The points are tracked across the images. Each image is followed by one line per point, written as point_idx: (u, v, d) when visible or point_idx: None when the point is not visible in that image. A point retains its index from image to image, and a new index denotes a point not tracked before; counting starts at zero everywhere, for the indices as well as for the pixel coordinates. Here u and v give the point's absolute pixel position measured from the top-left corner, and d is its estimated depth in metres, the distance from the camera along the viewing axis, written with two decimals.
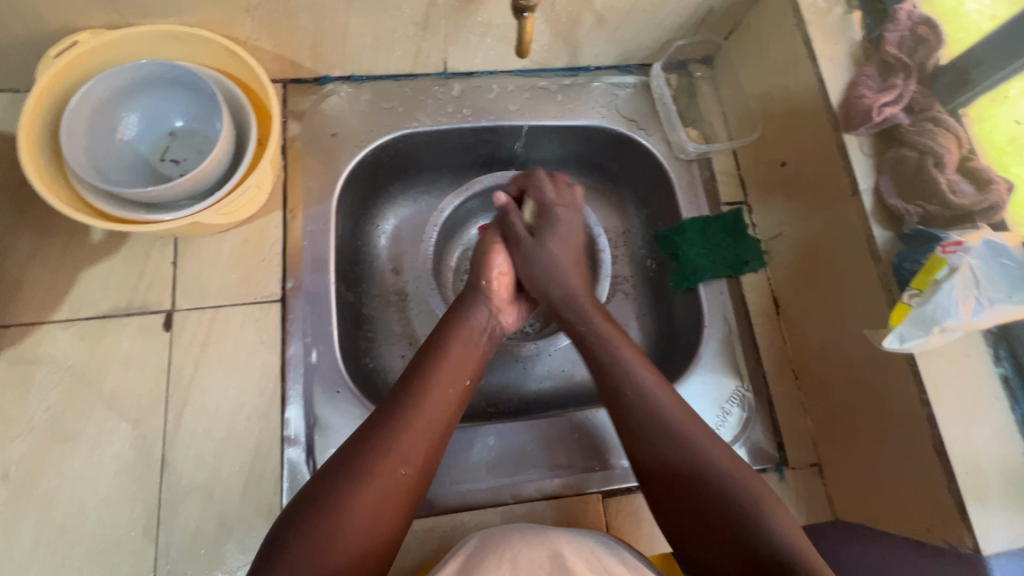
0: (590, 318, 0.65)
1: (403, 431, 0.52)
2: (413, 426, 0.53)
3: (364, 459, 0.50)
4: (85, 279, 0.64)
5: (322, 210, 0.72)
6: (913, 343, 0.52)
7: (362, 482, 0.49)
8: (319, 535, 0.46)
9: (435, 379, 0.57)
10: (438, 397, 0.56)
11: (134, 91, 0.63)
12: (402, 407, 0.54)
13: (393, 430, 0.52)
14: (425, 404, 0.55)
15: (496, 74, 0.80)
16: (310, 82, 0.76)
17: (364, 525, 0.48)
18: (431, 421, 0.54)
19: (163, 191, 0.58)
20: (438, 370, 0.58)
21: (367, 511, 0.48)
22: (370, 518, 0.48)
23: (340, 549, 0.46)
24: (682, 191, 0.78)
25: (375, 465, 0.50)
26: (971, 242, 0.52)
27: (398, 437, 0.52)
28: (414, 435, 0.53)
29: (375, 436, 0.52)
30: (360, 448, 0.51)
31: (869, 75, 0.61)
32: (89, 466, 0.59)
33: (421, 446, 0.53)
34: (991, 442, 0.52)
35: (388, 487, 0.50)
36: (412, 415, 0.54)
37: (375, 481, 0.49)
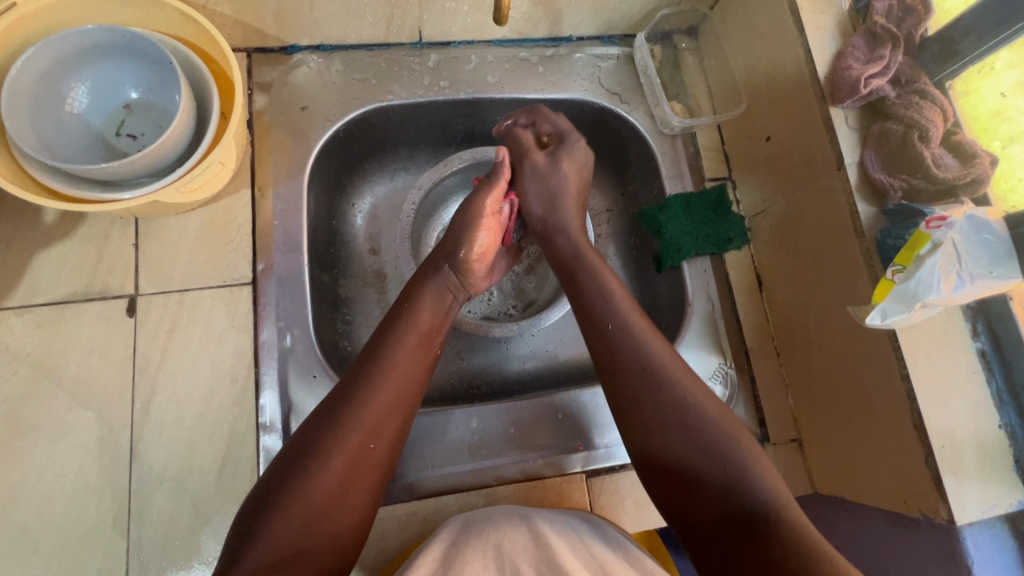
0: (585, 251, 0.65)
1: (371, 404, 0.51)
2: (380, 398, 0.51)
3: (331, 433, 0.49)
4: (38, 263, 0.60)
5: (292, 188, 0.69)
6: (894, 319, 0.52)
7: (328, 459, 0.47)
8: (289, 516, 0.45)
9: (400, 349, 0.55)
10: (405, 367, 0.54)
11: (82, 59, 0.58)
12: (367, 379, 0.52)
13: (362, 403, 0.50)
14: (391, 373, 0.53)
15: (474, 44, 0.77)
16: (276, 52, 0.72)
17: (334, 501, 0.47)
18: (401, 392, 0.53)
19: (121, 167, 0.55)
20: (405, 339, 0.56)
21: (337, 487, 0.47)
22: (344, 491, 0.48)
23: (312, 525, 0.45)
24: (666, 167, 0.76)
25: (343, 440, 0.48)
26: (955, 217, 0.51)
27: (364, 410, 0.50)
28: (382, 407, 0.51)
29: (339, 411, 0.50)
30: (330, 422, 0.49)
31: (856, 45, 0.59)
32: (53, 459, 0.57)
33: (393, 418, 0.52)
34: (967, 415, 0.53)
35: (360, 461, 0.49)
36: (379, 387, 0.52)
37: (346, 454, 0.48)
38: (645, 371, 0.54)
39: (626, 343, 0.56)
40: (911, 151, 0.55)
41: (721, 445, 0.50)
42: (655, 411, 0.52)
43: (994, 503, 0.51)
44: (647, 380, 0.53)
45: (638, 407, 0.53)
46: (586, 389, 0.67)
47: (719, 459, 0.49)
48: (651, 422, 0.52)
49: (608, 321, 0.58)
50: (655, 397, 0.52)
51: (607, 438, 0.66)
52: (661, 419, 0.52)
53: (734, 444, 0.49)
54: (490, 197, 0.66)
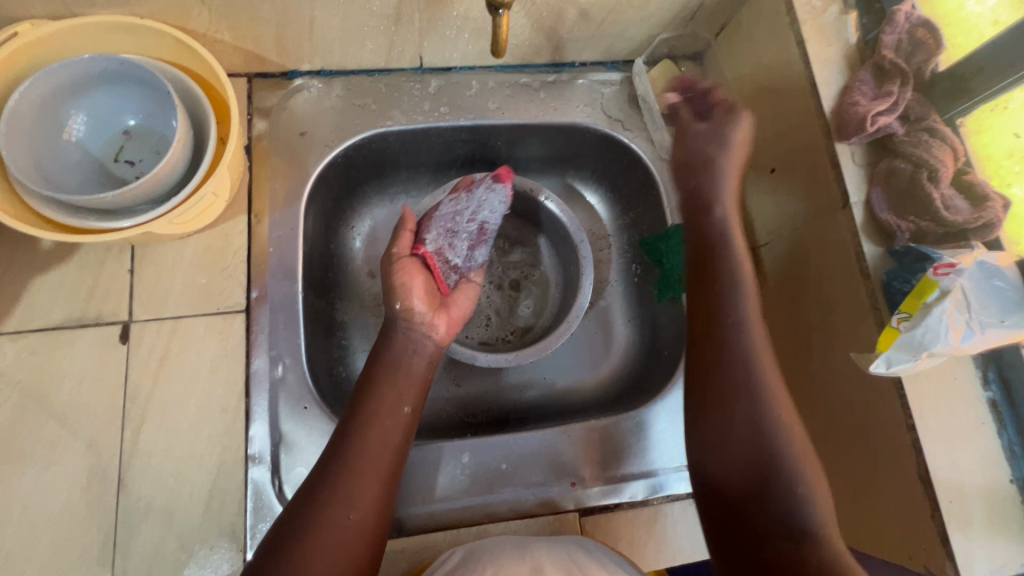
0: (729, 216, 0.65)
1: (347, 477, 0.50)
2: (355, 469, 0.51)
3: (311, 513, 0.48)
4: (33, 288, 0.60)
5: (290, 215, 0.68)
6: (900, 367, 0.49)
7: (310, 539, 0.47)
8: None
9: (372, 415, 0.54)
10: (379, 433, 0.54)
11: (82, 87, 0.58)
12: (341, 452, 0.52)
13: (337, 480, 0.50)
14: (364, 443, 0.53)
15: (476, 69, 0.76)
16: (277, 77, 0.72)
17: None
18: (376, 463, 0.52)
19: (117, 196, 0.54)
20: (377, 406, 0.55)
21: (322, 568, 0.46)
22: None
23: None
24: (668, 196, 0.75)
25: (323, 517, 0.48)
26: (965, 264, 0.49)
27: (340, 484, 0.50)
28: (359, 478, 0.51)
29: (316, 491, 0.50)
30: (308, 500, 0.49)
31: (863, 80, 0.58)
32: (41, 488, 0.56)
33: (369, 491, 0.51)
34: (976, 468, 0.51)
35: (337, 547, 0.47)
36: (354, 458, 0.51)
37: (322, 541, 0.47)
38: (745, 367, 0.55)
39: (718, 345, 0.57)
40: (920, 192, 0.53)
41: (784, 456, 0.51)
42: (736, 427, 0.53)
43: (1004, 563, 0.49)
44: (735, 371, 0.55)
45: (703, 384, 0.56)
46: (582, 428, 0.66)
47: (772, 471, 0.50)
48: (719, 419, 0.54)
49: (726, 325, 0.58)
50: (745, 394, 0.54)
51: (601, 474, 0.65)
52: (734, 429, 0.53)
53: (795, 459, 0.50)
54: (402, 240, 0.65)
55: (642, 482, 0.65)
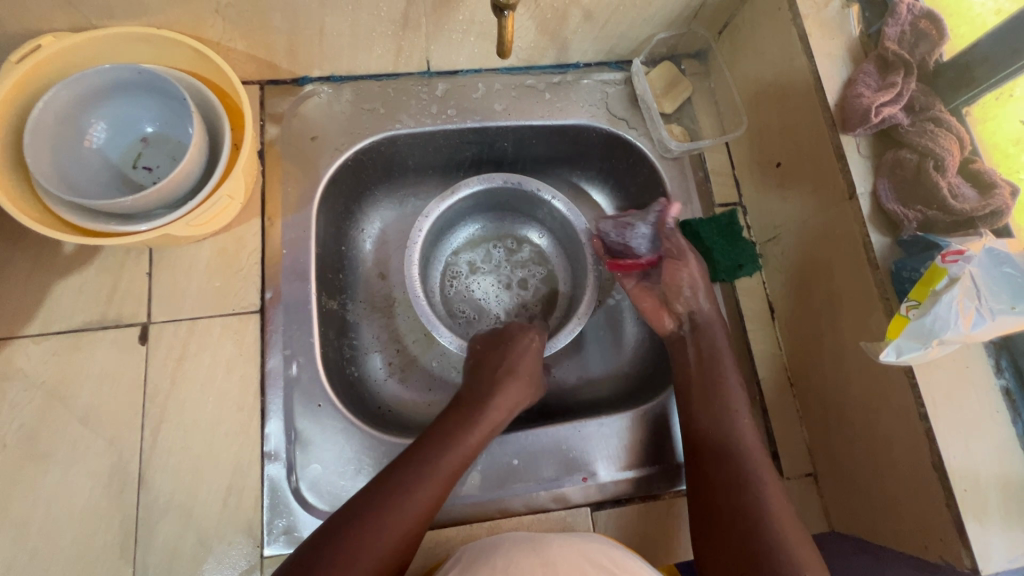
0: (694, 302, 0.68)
1: (411, 501, 0.53)
2: (419, 494, 0.54)
3: (371, 524, 0.51)
4: (56, 292, 0.62)
5: (302, 217, 0.70)
6: (911, 356, 0.49)
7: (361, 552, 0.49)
8: None
9: (449, 449, 0.58)
10: (449, 467, 0.57)
11: (102, 96, 0.60)
12: (414, 473, 0.55)
13: (401, 500, 0.53)
14: (436, 473, 0.56)
15: (482, 72, 0.77)
16: (288, 84, 0.74)
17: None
18: (434, 493, 0.55)
19: (136, 201, 0.56)
20: (456, 443, 0.58)
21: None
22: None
23: None
24: (674, 193, 0.75)
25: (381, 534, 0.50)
26: (972, 251, 0.48)
27: (404, 507, 0.53)
28: (420, 505, 0.53)
29: (380, 504, 0.52)
30: (367, 509, 0.52)
31: (867, 72, 0.58)
32: (64, 486, 0.58)
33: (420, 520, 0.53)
34: (991, 457, 0.50)
35: (392, 549, 0.51)
36: (422, 484, 0.54)
37: (387, 538, 0.51)
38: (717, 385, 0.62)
39: (714, 415, 0.61)
40: (926, 181, 0.54)
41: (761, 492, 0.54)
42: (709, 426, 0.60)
43: (1022, 552, 0.48)
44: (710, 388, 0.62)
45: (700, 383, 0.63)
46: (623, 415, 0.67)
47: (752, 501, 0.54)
48: (700, 438, 0.60)
49: (724, 418, 0.60)
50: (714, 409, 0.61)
51: (613, 469, 0.65)
52: (738, 496, 0.54)
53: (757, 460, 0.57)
54: None
55: (654, 476, 0.65)
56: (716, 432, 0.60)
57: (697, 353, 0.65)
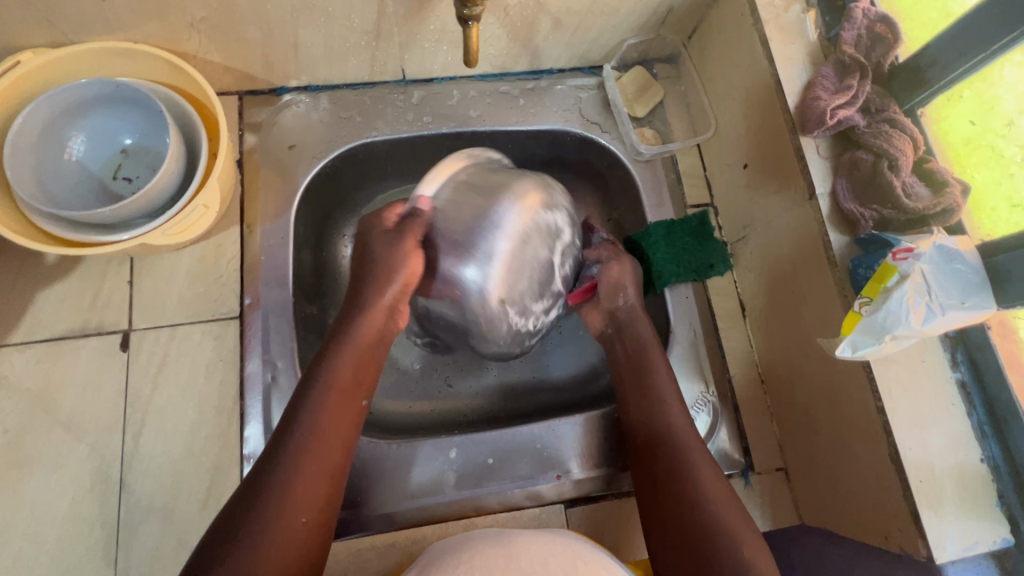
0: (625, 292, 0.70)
1: (304, 460, 0.50)
2: (313, 449, 0.51)
3: (272, 488, 0.48)
4: (39, 301, 0.64)
5: (281, 224, 0.71)
6: (865, 351, 0.50)
7: (270, 517, 0.47)
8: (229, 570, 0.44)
9: (331, 399, 0.54)
10: (336, 415, 0.54)
11: (81, 110, 0.62)
12: (301, 429, 0.52)
13: (295, 460, 0.50)
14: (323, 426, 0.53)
15: (457, 79, 0.79)
16: (267, 94, 0.75)
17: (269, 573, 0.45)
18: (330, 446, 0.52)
19: (113, 211, 0.58)
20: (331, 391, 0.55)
21: (274, 545, 0.46)
22: (295, 538, 0.47)
23: None
24: (647, 195, 0.77)
25: (284, 495, 0.48)
26: (922, 248, 0.50)
27: (299, 465, 0.50)
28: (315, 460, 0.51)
29: (274, 467, 0.50)
30: (266, 472, 0.49)
31: (825, 75, 0.59)
32: (48, 490, 0.59)
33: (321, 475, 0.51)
34: (947, 448, 0.52)
35: (302, 508, 0.49)
36: (312, 438, 0.52)
37: (291, 498, 0.48)
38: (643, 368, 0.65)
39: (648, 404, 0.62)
40: (881, 181, 0.55)
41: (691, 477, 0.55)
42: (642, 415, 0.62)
43: (975, 540, 0.50)
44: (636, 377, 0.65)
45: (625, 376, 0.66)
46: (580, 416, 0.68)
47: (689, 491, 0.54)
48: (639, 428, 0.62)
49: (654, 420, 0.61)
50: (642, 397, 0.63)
51: (587, 466, 0.66)
52: (674, 483, 0.55)
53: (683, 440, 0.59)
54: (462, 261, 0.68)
55: (627, 473, 0.66)
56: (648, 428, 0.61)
57: (623, 353, 0.67)
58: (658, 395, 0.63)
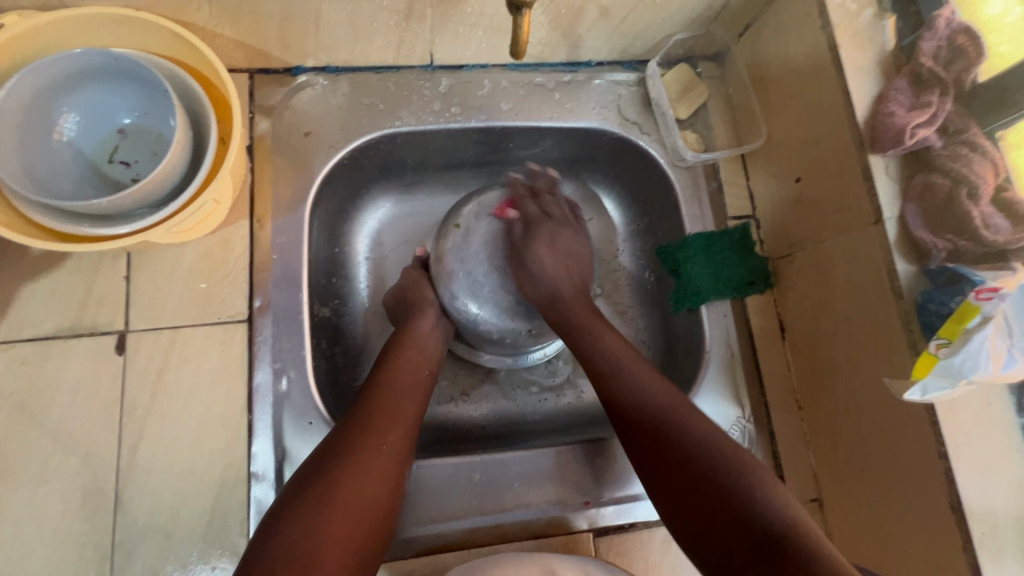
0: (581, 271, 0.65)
1: (384, 418, 0.54)
2: (390, 411, 0.55)
3: (355, 436, 0.51)
4: (24, 296, 0.58)
5: (294, 220, 0.65)
6: (935, 394, 0.47)
7: (356, 459, 0.49)
8: (318, 503, 0.45)
9: (398, 371, 0.59)
10: (404, 383, 0.58)
11: (74, 84, 0.55)
12: (374, 396, 0.56)
13: (372, 418, 0.53)
14: (395, 391, 0.57)
15: (488, 68, 0.73)
16: (280, 73, 0.68)
17: (357, 509, 0.47)
18: (402, 408, 0.56)
19: (111, 202, 0.51)
20: (399, 366, 0.60)
21: (361, 482, 0.48)
22: (376, 484, 0.49)
23: (342, 515, 0.45)
24: (686, 204, 0.72)
25: (366, 440, 0.51)
26: (1008, 288, 0.46)
27: (379, 422, 0.53)
28: (391, 417, 0.54)
29: (355, 424, 0.53)
30: (347, 428, 0.52)
31: (900, 89, 0.55)
32: (33, 505, 0.54)
33: (399, 430, 0.54)
34: (1011, 499, 0.49)
35: (384, 454, 0.51)
36: (384, 401, 0.56)
37: (371, 443, 0.51)
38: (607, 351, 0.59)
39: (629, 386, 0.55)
40: (957, 210, 0.51)
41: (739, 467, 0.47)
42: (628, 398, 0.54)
43: None
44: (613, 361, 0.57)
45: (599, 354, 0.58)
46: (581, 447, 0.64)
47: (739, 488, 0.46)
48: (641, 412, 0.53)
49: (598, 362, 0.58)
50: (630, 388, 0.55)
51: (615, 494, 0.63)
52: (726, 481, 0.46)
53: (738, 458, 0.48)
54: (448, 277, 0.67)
55: None
56: (641, 412, 0.53)
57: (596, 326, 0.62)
58: (638, 380, 0.55)
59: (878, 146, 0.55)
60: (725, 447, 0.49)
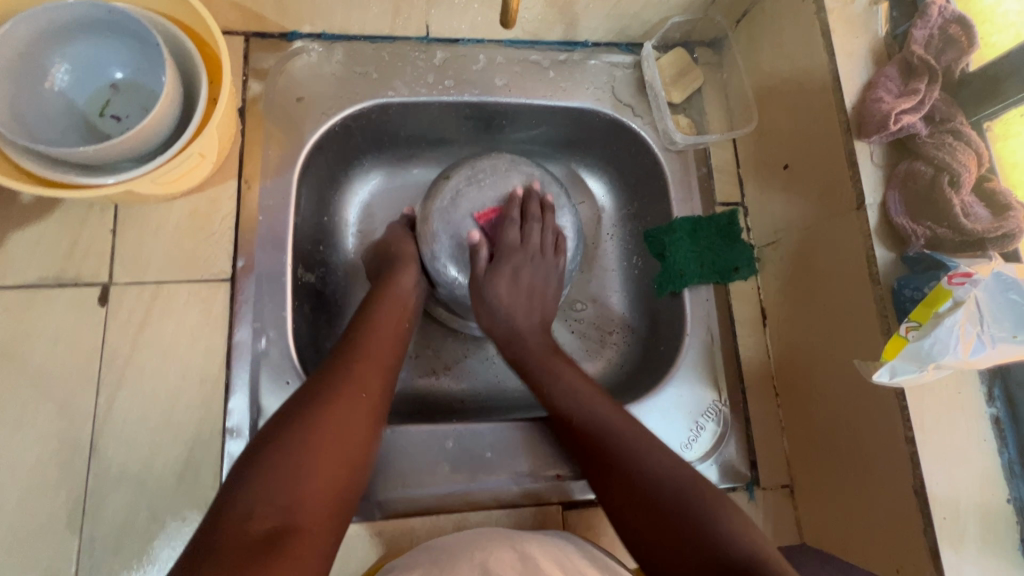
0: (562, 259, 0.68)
1: (361, 375, 0.54)
2: (366, 366, 0.55)
3: (331, 390, 0.51)
4: (11, 244, 0.58)
5: (282, 183, 0.66)
6: (904, 378, 0.47)
7: (327, 413, 0.49)
8: (289, 458, 0.45)
9: (376, 330, 0.59)
10: (381, 341, 0.59)
11: (68, 34, 0.55)
12: (350, 351, 0.56)
13: (349, 373, 0.53)
14: (371, 346, 0.57)
15: (484, 43, 0.73)
16: (276, 38, 0.69)
17: (328, 466, 0.47)
18: (377, 363, 0.56)
19: (97, 151, 0.52)
20: (375, 323, 0.60)
21: (334, 435, 0.48)
22: (350, 437, 0.50)
23: (312, 472, 0.46)
24: (675, 187, 0.72)
25: (339, 396, 0.51)
26: (981, 274, 0.46)
27: (357, 377, 0.53)
28: (366, 372, 0.55)
29: (330, 379, 0.53)
30: (321, 382, 0.52)
31: (889, 76, 0.55)
32: (9, 448, 0.54)
33: (373, 384, 0.54)
34: (974, 486, 0.49)
35: (359, 408, 0.52)
36: (362, 357, 0.56)
37: (343, 397, 0.51)
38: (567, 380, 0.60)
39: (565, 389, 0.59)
40: (938, 197, 0.51)
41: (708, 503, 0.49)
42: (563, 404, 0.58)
43: None
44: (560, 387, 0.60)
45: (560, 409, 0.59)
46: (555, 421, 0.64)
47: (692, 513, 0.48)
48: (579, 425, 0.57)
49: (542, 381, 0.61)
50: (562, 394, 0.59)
51: None
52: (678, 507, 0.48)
53: (700, 496, 0.49)
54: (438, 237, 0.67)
55: None
56: (590, 431, 0.56)
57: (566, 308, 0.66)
58: (577, 401, 0.58)
59: (867, 133, 0.54)
60: (652, 448, 0.53)
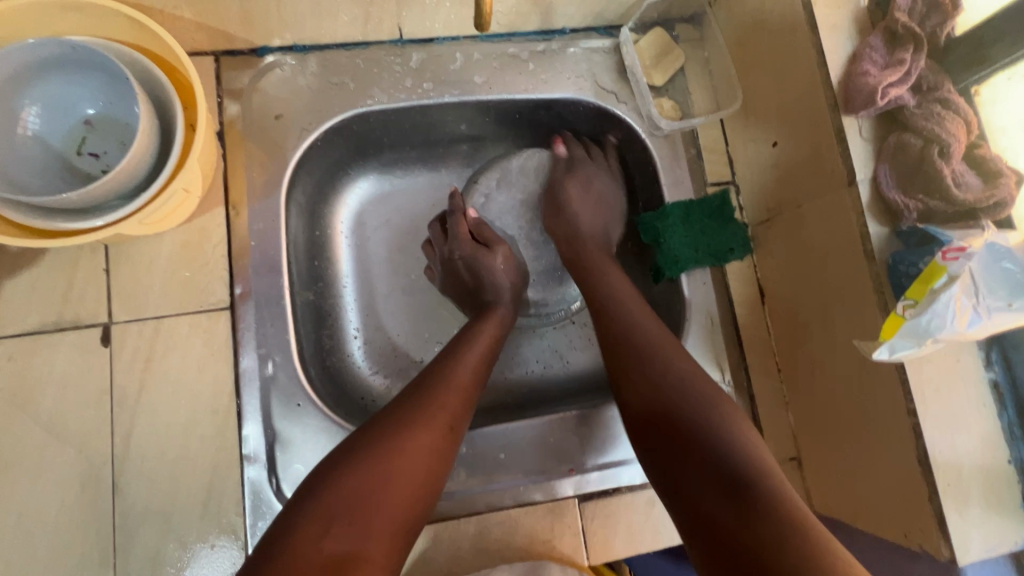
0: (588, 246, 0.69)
1: (446, 390, 0.54)
2: (454, 381, 0.55)
3: (421, 406, 0.51)
4: (7, 293, 0.58)
5: (269, 205, 0.65)
6: (903, 353, 0.48)
7: (419, 430, 0.49)
8: (375, 470, 0.46)
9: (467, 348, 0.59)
10: (471, 362, 0.58)
11: (33, 74, 0.54)
12: (445, 365, 0.57)
13: (436, 389, 0.53)
14: (460, 362, 0.57)
15: (461, 40, 0.71)
16: (246, 55, 0.67)
17: (408, 483, 0.47)
18: (462, 379, 0.56)
19: (79, 195, 0.51)
20: (475, 344, 0.60)
21: (420, 453, 0.48)
22: (430, 457, 0.49)
23: (392, 489, 0.46)
24: (665, 172, 0.72)
25: (436, 413, 0.51)
26: (975, 248, 0.47)
27: (441, 392, 0.53)
28: (458, 389, 0.55)
29: (425, 393, 0.53)
30: (409, 397, 0.53)
31: (874, 47, 0.54)
32: (35, 494, 0.56)
33: (460, 399, 0.54)
34: (976, 451, 0.51)
35: (442, 427, 0.51)
36: (452, 373, 0.56)
37: (437, 414, 0.51)
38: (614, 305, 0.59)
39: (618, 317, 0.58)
40: (929, 168, 0.51)
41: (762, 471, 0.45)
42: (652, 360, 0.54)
43: (998, 542, 0.50)
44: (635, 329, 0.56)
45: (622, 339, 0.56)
46: (564, 418, 0.65)
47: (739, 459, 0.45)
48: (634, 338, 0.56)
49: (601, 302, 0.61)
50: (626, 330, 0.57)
51: (599, 461, 0.65)
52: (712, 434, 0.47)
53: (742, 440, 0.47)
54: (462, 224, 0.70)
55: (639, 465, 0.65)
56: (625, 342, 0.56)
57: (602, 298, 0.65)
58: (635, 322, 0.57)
59: (857, 108, 0.54)
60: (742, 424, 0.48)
